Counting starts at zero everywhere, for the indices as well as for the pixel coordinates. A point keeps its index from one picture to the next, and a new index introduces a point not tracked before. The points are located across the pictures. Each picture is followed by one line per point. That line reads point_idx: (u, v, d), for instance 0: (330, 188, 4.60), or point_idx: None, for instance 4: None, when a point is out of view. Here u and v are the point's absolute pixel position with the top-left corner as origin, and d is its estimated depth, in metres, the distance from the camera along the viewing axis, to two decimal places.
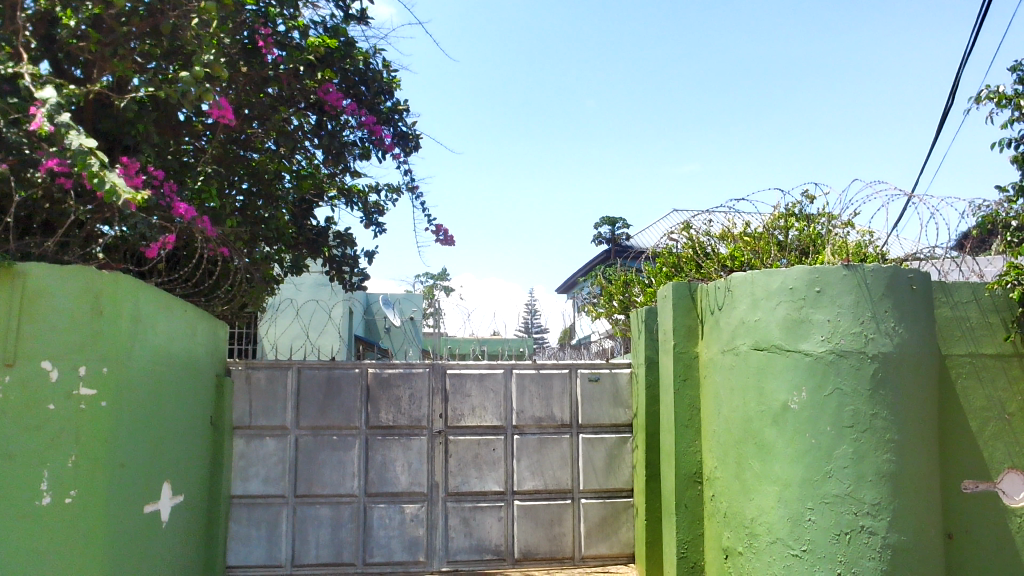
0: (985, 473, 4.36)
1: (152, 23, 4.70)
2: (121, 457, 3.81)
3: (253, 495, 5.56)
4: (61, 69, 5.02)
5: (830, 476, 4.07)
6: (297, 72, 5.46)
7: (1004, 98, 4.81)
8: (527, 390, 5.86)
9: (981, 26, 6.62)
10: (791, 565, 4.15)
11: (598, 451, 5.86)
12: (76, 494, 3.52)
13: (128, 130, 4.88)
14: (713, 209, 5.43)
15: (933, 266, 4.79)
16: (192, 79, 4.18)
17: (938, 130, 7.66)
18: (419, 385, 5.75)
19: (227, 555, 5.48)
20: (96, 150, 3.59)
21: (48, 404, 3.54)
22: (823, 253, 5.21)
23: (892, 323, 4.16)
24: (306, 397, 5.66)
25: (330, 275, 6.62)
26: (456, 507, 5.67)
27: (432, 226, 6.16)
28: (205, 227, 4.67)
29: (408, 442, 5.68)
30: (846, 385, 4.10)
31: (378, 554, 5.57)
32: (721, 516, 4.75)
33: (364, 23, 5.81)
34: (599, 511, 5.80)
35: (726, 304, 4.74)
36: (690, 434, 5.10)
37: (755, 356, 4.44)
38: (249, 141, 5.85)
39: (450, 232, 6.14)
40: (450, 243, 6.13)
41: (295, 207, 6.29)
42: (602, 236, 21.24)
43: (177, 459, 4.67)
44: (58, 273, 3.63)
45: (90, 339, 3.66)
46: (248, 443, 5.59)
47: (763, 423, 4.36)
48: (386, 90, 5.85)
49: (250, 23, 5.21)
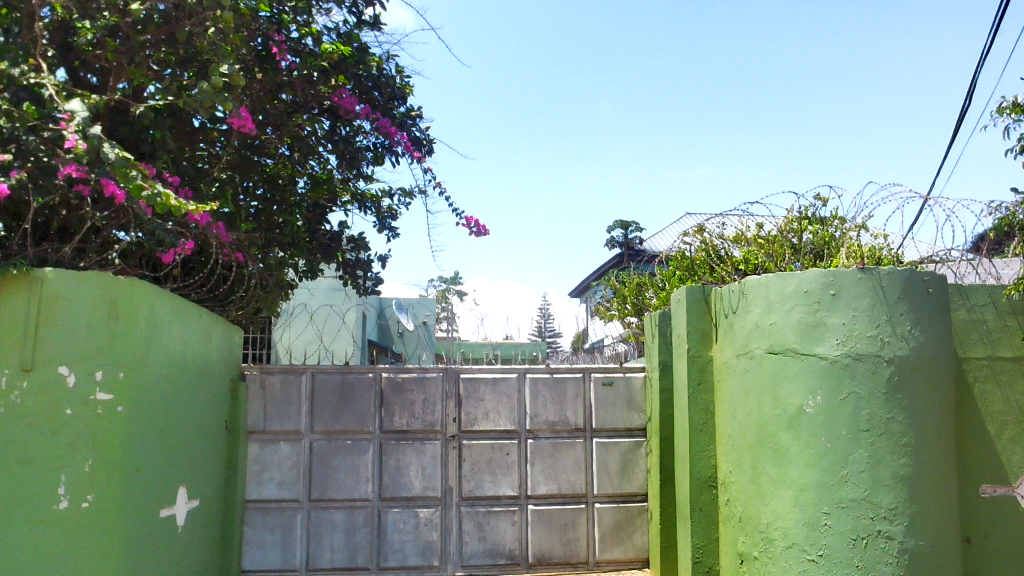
0: (1004, 477, 4.31)
1: (167, 31, 4.80)
2: (137, 462, 3.82)
3: (268, 500, 5.58)
4: (77, 77, 5.06)
5: (846, 480, 4.04)
6: (311, 78, 5.46)
7: (1019, 111, 4.63)
8: (541, 395, 5.85)
9: (996, 28, 6.60)
10: (807, 569, 4.13)
11: (612, 455, 5.85)
12: (93, 498, 3.55)
13: (144, 137, 4.95)
14: (727, 212, 5.37)
15: (948, 269, 4.72)
16: (210, 87, 4.22)
17: (955, 131, 7.59)
18: (433, 390, 5.76)
19: (242, 559, 5.51)
20: (136, 162, 3.77)
21: (64, 410, 3.58)
22: (837, 257, 5.20)
23: (908, 326, 4.13)
24: (320, 401, 5.68)
25: (343, 279, 6.66)
26: (470, 512, 5.67)
27: (463, 218, 6.17)
28: (219, 233, 4.69)
29: (422, 447, 5.69)
30: (862, 390, 4.07)
31: (393, 559, 5.58)
32: (735, 521, 4.73)
33: (377, 29, 5.84)
34: (613, 515, 5.79)
35: (740, 308, 4.71)
36: (704, 438, 5.08)
37: (770, 359, 4.42)
38: (263, 146, 5.79)
39: (481, 224, 6.13)
40: (483, 234, 6.13)
41: (310, 213, 6.32)
42: (613, 239, 21.23)
43: (193, 464, 4.69)
44: (77, 279, 3.68)
45: (106, 344, 3.70)
46: (262, 447, 5.61)
47: (778, 427, 4.33)
48: (400, 96, 5.96)
49: (265, 29, 5.26)
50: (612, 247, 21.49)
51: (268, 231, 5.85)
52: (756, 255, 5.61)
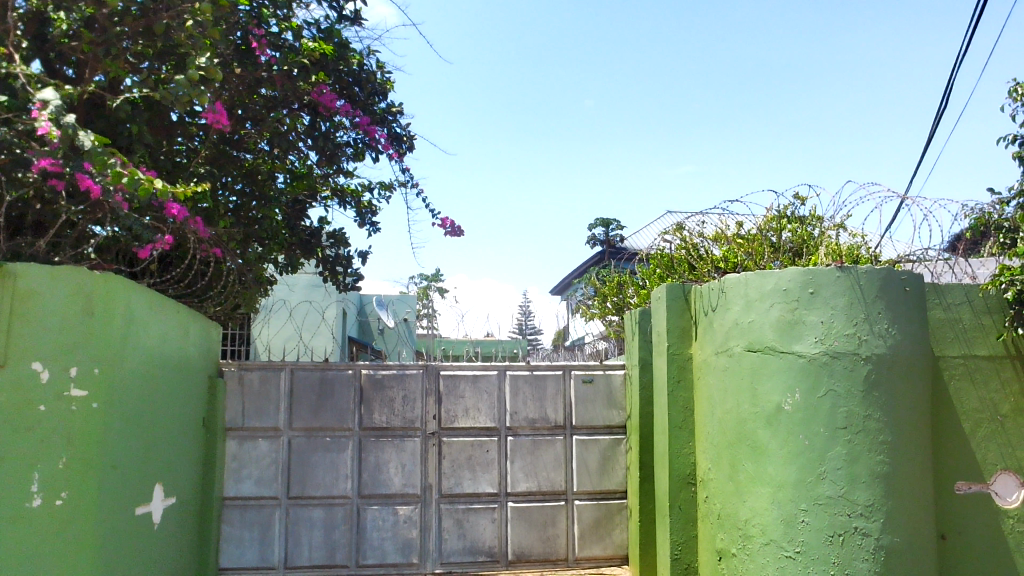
0: (978, 475, 4.36)
1: (145, 23, 4.66)
2: (112, 459, 3.79)
3: (246, 498, 5.53)
4: (53, 69, 4.99)
5: (824, 477, 4.07)
6: (291, 73, 5.40)
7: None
8: (520, 392, 5.85)
9: (972, 30, 6.70)
10: (785, 566, 4.15)
11: (592, 453, 5.86)
12: (67, 496, 3.50)
13: (121, 131, 4.90)
14: (707, 211, 5.39)
15: (925, 269, 4.78)
16: (187, 81, 4.17)
17: (931, 132, 7.69)
18: (413, 387, 5.73)
19: (219, 557, 5.46)
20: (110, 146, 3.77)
21: (38, 406, 3.52)
22: (816, 255, 5.23)
23: (885, 324, 4.16)
24: (299, 398, 5.64)
25: (323, 275, 6.62)
26: (450, 509, 5.66)
27: (438, 219, 6.16)
28: (197, 228, 4.63)
29: (401, 444, 5.67)
30: (840, 387, 4.10)
31: (371, 556, 5.55)
32: (714, 518, 4.75)
33: (358, 24, 5.80)
34: (593, 513, 5.80)
35: (719, 306, 4.73)
36: (683, 436, 5.09)
37: (749, 358, 4.44)
38: (242, 142, 5.82)
39: (457, 225, 6.13)
40: (457, 236, 6.14)
41: (289, 209, 6.20)
42: (596, 236, 21.26)
43: (169, 463, 4.64)
44: (51, 274, 3.62)
45: (82, 339, 3.65)
46: (240, 445, 5.56)
47: (756, 425, 4.35)
48: (380, 91, 5.91)
49: (244, 23, 5.11)
50: (593, 245, 21.56)
51: (247, 226, 5.78)
52: (736, 254, 5.64)
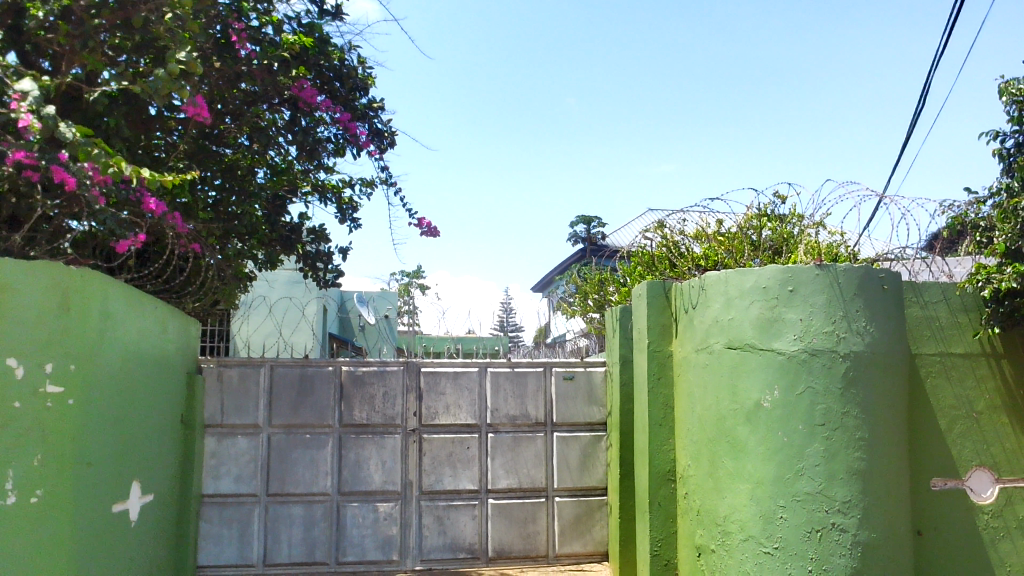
0: (954, 471, 4.41)
1: (122, 16, 4.64)
2: (87, 456, 3.75)
3: (225, 495, 5.49)
4: (29, 61, 4.92)
5: (802, 473, 4.10)
6: (270, 67, 5.30)
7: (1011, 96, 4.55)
8: (501, 389, 5.85)
9: (949, 30, 6.76)
10: (763, 562, 4.18)
11: (572, 450, 5.87)
12: (42, 494, 3.44)
13: (98, 124, 4.88)
14: (688, 208, 5.41)
15: (903, 267, 4.82)
16: (166, 74, 4.15)
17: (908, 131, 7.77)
18: (394, 384, 5.72)
19: (198, 555, 5.42)
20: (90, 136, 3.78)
21: (13, 402, 3.42)
22: (795, 253, 5.27)
23: (863, 321, 4.20)
24: (279, 395, 5.61)
25: (303, 271, 6.60)
26: (430, 506, 5.65)
27: (415, 220, 6.14)
28: (174, 224, 4.57)
29: (382, 441, 5.65)
30: (818, 384, 4.13)
31: (351, 553, 5.53)
32: (693, 514, 4.77)
33: (340, 19, 5.77)
34: (573, 509, 5.81)
35: (699, 304, 4.75)
36: (663, 432, 5.11)
37: (729, 355, 4.46)
38: (222, 136, 5.70)
39: (433, 225, 6.16)
40: (433, 236, 6.16)
41: (270, 204, 6.11)
42: (579, 232, 21.28)
43: (146, 460, 4.59)
44: (27, 268, 3.55)
45: (57, 335, 3.60)
46: (219, 442, 5.53)
47: (736, 422, 4.38)
48: (362, 86, 5.84)
49: (224, 16, 5.11)
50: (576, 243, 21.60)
51: (226, 222, 5.78)
52: (716, 252, 5.66)
